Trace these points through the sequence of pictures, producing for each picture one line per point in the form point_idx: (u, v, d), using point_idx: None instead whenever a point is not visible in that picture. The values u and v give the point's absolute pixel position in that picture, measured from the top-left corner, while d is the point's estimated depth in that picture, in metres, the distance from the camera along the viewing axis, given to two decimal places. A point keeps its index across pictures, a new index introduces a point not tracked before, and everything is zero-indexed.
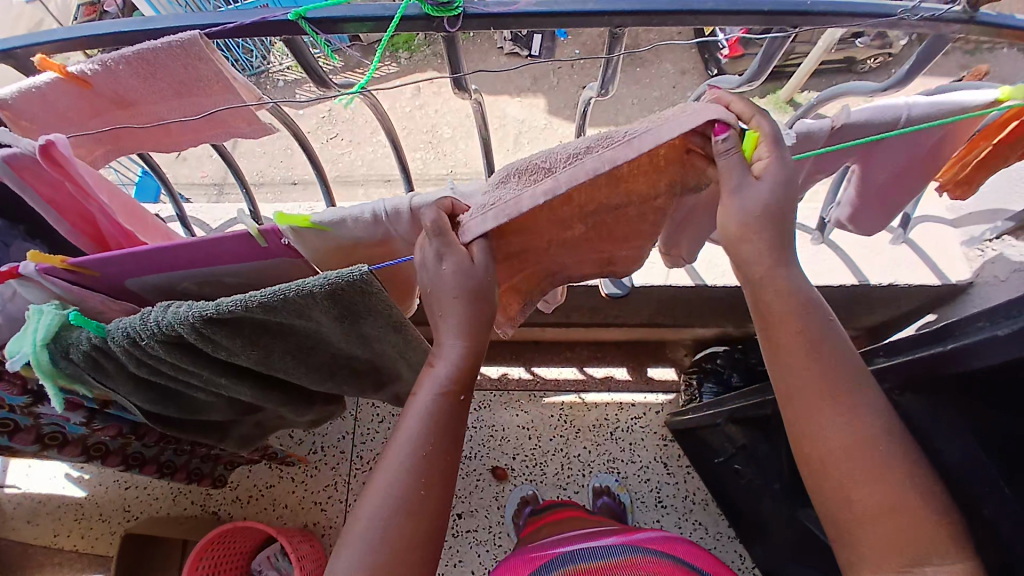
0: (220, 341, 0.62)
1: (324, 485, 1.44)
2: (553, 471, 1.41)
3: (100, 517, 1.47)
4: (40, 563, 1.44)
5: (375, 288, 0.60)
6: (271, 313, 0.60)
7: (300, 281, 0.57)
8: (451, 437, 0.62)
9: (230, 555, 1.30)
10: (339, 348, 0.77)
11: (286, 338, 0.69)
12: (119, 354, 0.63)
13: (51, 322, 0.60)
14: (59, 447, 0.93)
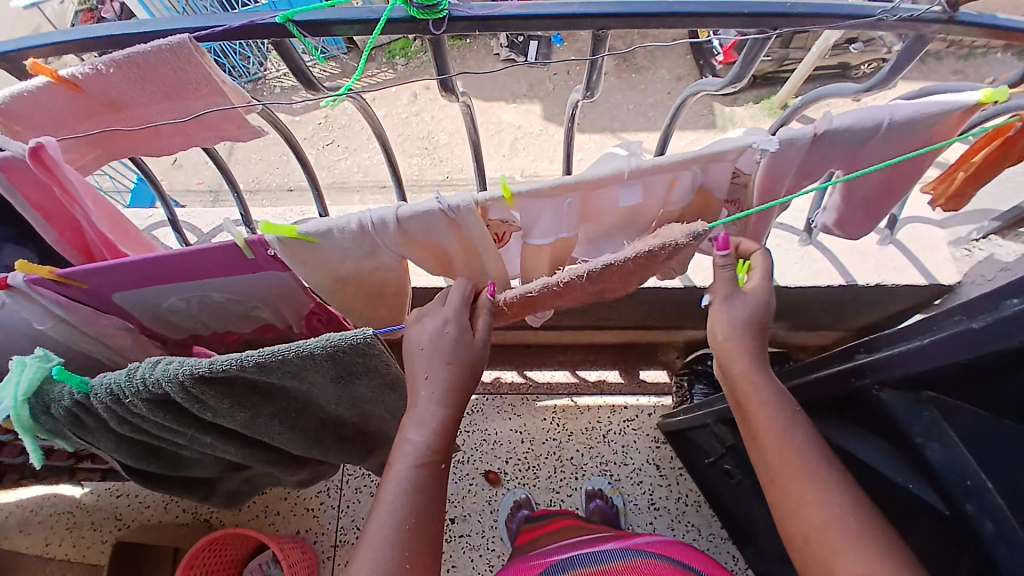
0: (210, 402, 0.61)
1: (316, 492, 1.43)
2: (546, 475, 1.41)
3: (92, 525, 1.46)
4: (33, 572, 1.43)
5: (376, 349, 0.59)
6: (265, 372, 0.59)
7: (300, 343, 0.56)
8: (429, 504, 0.65)
9: (222, 560, 1.29)
10: (328, 407, 0.76)
11: (275, 401, 0.68)
12: (103, 413, 0.61)
13: (35, 374, 0.57)
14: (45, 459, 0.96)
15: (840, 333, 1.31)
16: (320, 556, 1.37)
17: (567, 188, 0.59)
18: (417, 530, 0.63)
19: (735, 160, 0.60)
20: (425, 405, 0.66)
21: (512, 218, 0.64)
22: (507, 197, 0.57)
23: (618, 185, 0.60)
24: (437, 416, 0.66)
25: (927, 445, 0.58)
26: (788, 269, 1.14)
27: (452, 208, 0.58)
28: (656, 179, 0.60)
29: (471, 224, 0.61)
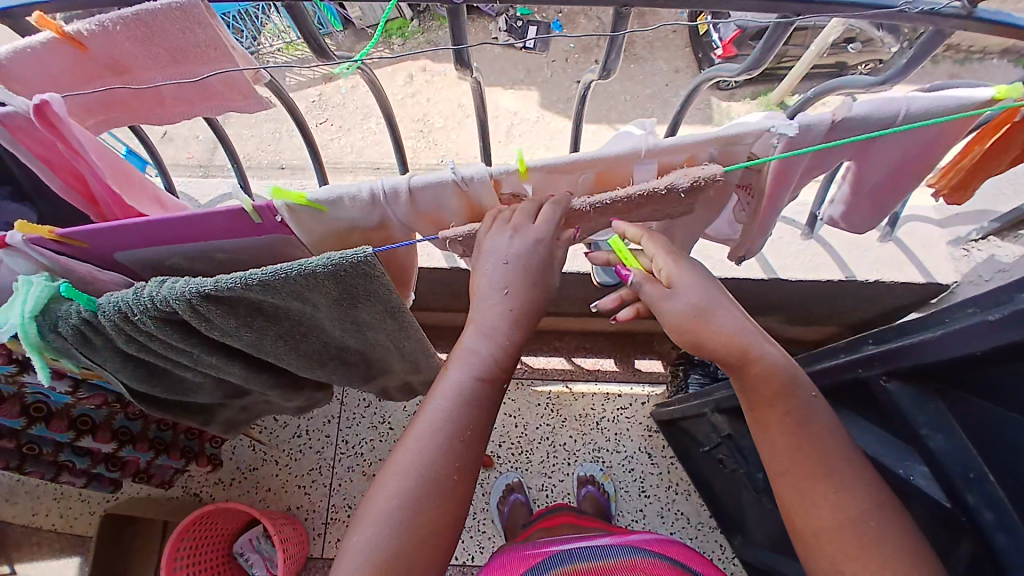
0: (215, 319, 0.61)
1: (308, 468, 1.43)
2: (539, 460, 1.42)
3: (79, 497, 1.45)
4: (20, 542, 1.43)
5: (376, 271, 0.60)
6: (271, 293, 0.59)
7: (302, 262, 0.56)
8: (479, 419, 0.62)
9: (214, 535, 1.29)
10: (332, 332, 0.75)
11: (281, 322, 0.68)
12: (109, 330, 0.61)
13: (41, 293, 0.59)
14: (45, 423, 0.89)
15: (833, 328, 1.33)
16: (312, 532, 1.37)
17: (579, 165, 0.59)
18: (473, 433, 0.62)
19: (751, 144, 0.60)
20: (490, 320, 0.63)
21: (524, 191, 0.63)
22: (522, 171, 0.57)
23: (631, 164, 0.60)
24: (505, 322, 0.63)
25: (930, 435, 0.59)
26: (789, 262, 1.14)
27: (465, 180, 0.58)
28: (670, 160, 0.60)
29: (484, 197, 0.61)
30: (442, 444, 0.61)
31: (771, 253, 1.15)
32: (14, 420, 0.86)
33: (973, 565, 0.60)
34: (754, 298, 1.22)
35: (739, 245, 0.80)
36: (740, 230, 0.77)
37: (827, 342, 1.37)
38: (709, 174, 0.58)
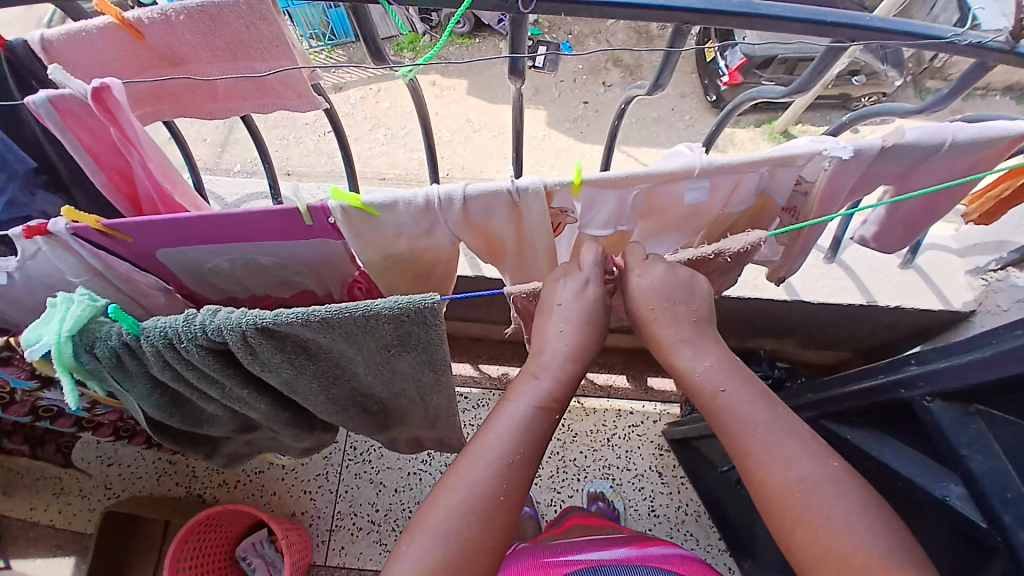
0: (261, 354, 0.59)
1: (315, 475, 1.41)
2: (548, 474, 1.42)
3: (80, 493, 1.43)
4: (15, 536, 1.40)
5: (438, 325, 0.59)
6: (326, 330, 0.58)
7: (369, 303, 0.56)
8: (538, 449, 0.62)
9: (213, 541, 1.26)
10: (364, 381, 0.72)
11: (321, 363, 0.66)
12: (143, 353, 0.58)
13: (83, 312, 0.56)
14: (51, 419, 0.94)
15: (847, 353, 1.33)
16: (315, 539, 1.35)
17: (633, 181, 0.59)
18: (528, 468, 0.61)
19: (802, 166, 0.61)
20: (551, 354, 0.64)
21: (572, 208, 0.63)
22: (576, 184, 0.57)
23: (684, 181, 0.60)
24: (563, 361, 0.63)
25: (971, 455, 0.58)
26: (813, 286, 1.14)
27: (520, 190, 0.58)
28: (721, 179, 0.60)
29: (535, 210, 0.61)
30: (491, 479, 0.58)
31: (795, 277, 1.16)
32: (23, 416, 0.90)
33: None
34: (771, 320, 1.23)
35: (781, 268, 0.80)
36: (782, 251, 0.77)
37: (839, 367, 1.37)
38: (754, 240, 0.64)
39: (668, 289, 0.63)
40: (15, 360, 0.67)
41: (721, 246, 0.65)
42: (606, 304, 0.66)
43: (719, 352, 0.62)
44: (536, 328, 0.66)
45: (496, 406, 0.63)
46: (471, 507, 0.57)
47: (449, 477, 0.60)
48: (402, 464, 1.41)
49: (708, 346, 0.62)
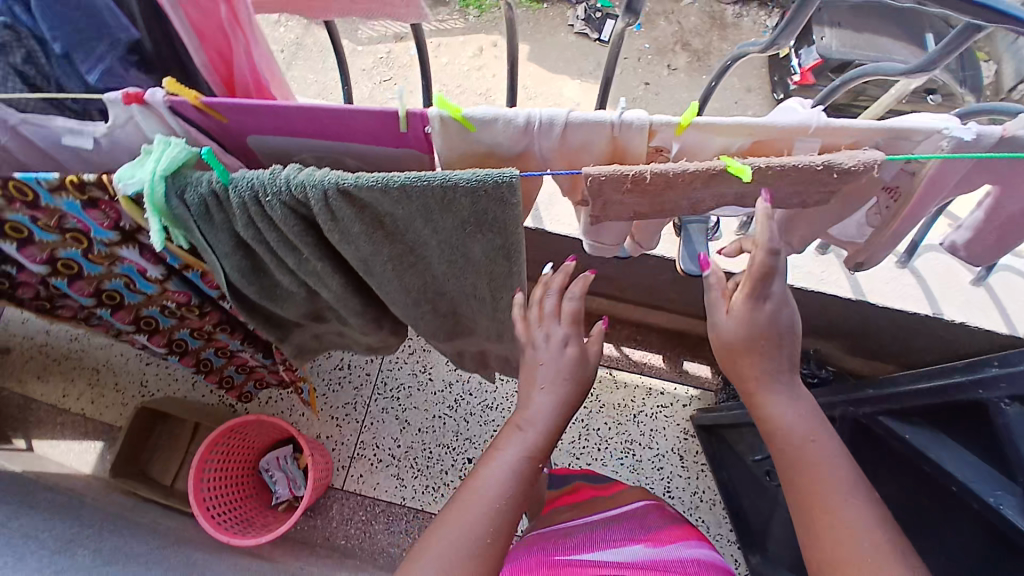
0: (339, 220, 0.62)
1: (344, 403, 1.43)
2: (570, 440, 1.42)
3: (116, 386, 1.48)
4: (42, 420, 1.45)
5: (513, 202, 0.61)
6: (401, 203, 0.61)
7: (446, 174, 0.59)
8: (524, 498, 0.65)
9: (241, 447, 1.30)
10: (439, 275, 0.75)
11: (397, 245, 0.68)
12: (231, 207, 0.61)
13: (178, 155, 0.60)
14: (113, 309, 0.88)
15: (894, 366, 1.29)
16: (336, 463, 1.40)
17: (742, 130, 0.57)
18: (517, 511, 0.63)
19: (919, 143, 0.58)
20: (536, 409, 0.69)
21: (670, 151, 0.62)
22: (684, 124, 0.56)
23: (796, 139, 0.58)
24: (551, 416, 0.69)
25: None
26: (884, 290, 1.08)
27: (624, 124, 0.57)
28: (831, 144, 0.58)
29: (633, 147, 0.60)
30: (488, 519, 0.61)
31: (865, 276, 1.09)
32: (87, 298, 0.85)
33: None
34: (825, 319, 1.19)
35: (862, 249, 0.78)
36: (870, 234, 0.75)
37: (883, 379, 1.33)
38: (870, 160, 0.57)
39: (769, 326, 0.67)
40: (100, 200, 0.63)
41: (832, 158, 0.56)
42: (583, 359, 0.72)
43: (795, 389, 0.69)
44: (524, 387, 0.72)
45: (488, 454, 0.67)
46: (473, 542, 0.59)
47: (444, 518, 0.62)
48: (428, 406, 1.43)
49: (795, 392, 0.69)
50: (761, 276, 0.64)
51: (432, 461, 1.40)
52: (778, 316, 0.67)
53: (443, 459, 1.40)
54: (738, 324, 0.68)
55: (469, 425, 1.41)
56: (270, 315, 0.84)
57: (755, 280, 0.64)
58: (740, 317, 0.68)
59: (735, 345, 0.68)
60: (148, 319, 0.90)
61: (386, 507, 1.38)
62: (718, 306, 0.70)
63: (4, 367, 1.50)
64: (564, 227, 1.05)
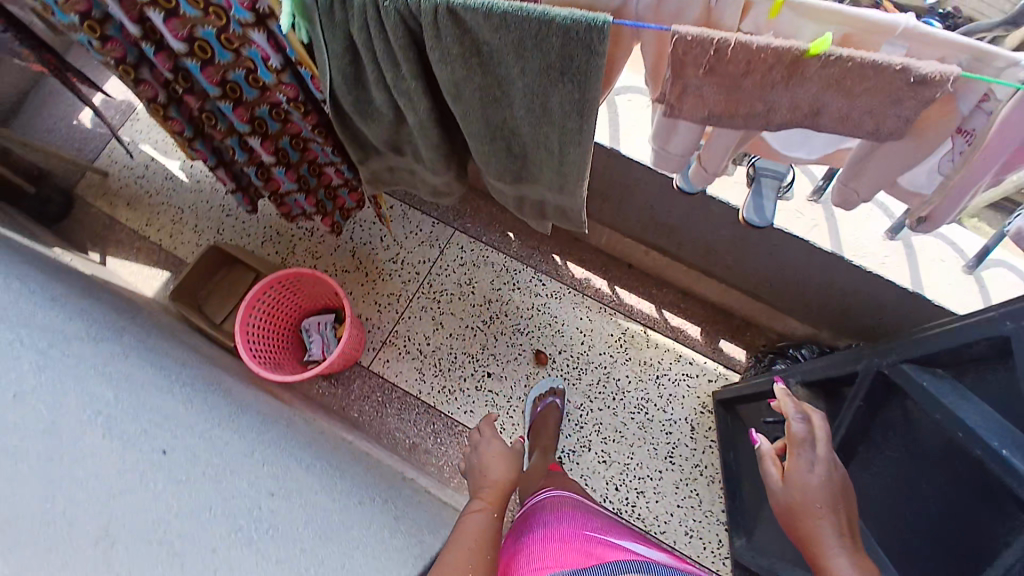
0: (442, 37, 0.70)
1: (388, 293, 1.50)
2: (588, 382, 1.45)
3: (192, 228, 1.59)
4: (122, 241, 1.58)
5: (597, 51, 0.66)
6: (501, 33, 0.67)
7: (550, 12, 0.64)
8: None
9: (291, 301, 1.40)
10: (516, 115, 0.86)
11: (488, 76, 0.77)
12: (352, 6, 0.71)
13: None
14: (231, 105, 0.98)
15: None
16: (368, 343, 1.47)
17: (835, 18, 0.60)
18: None
19: (1000, 74, 0.59)
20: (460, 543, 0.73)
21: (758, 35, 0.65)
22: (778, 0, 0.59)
23: (882, 40, 0.60)
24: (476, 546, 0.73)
25: None
26: (943, 288, 1.02)
27: None
28: (917, 52, 0.60)
29: (725, 19, 0.64)
30: None
31: (926, 269, 1.04)
32: (212, 90, 0.95)
33: (1018, 565, 0.58)
34: (877, 316, 1.16)
35: (925, 204, 0.80)
36: (937, 184, 0.76)
37: None
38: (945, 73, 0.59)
39: (824, 486, 0.74)
40: None
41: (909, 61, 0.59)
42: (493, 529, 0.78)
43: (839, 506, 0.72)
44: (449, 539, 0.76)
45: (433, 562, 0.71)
46: None
47: None
48: (464, 315, 1.48)
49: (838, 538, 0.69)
50: (801, 441, 0.79)
51: (455, 365, 1.46)
52: (830, 478, 0.75)
53: (465, 366, 1.46)
54: (788, 486, 0.76)
55: (496, 342, 1.47)
56: (354, 130, 1.04)
57: (795, 443, 0.79)
58: (797, 482, 0.76)
59: (793, 506, 0.74)
60: (259, 120, 1.03)
61: (402, 395, 1.45)
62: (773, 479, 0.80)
63: (98, 188, 1.63)
64: (638, 151, 1.06)
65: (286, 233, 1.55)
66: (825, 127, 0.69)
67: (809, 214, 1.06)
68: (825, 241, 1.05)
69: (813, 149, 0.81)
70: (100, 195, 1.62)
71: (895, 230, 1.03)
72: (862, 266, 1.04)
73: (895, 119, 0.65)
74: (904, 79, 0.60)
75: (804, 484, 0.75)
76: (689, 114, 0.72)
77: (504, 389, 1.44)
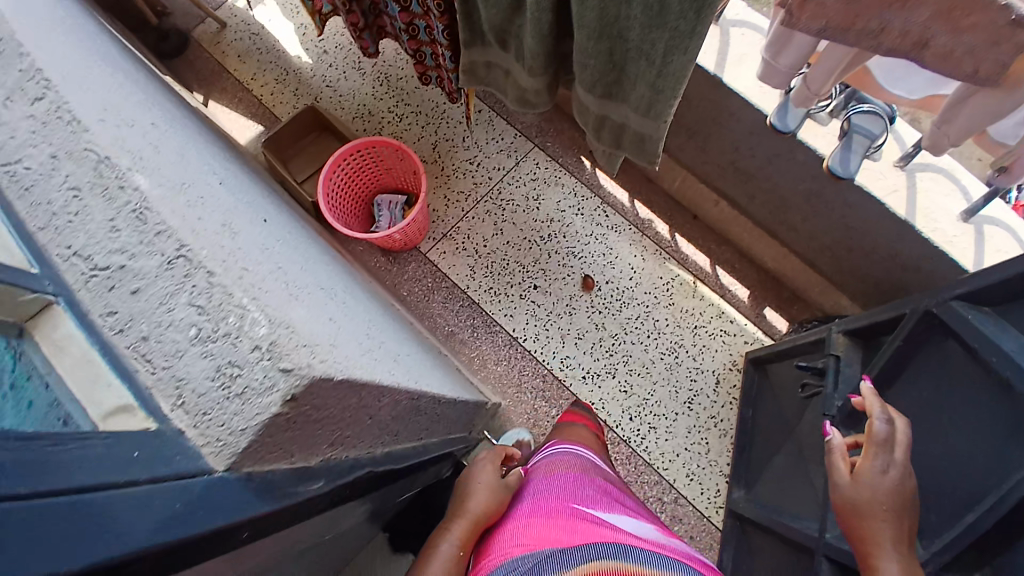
0: None
1: (459, 190, 1.57)
2: (627, 317, 1.49)
3: (292, 91, 1.64)
4: (225, 90, 1.64)
5: None
6: None
7: None
8: None
9: (368, 174, 1.47)
10: (625, 20, 0.89)
11: None
12: None
13: None
14: None
15: None
16: (430, 232, 1.55)
17: None
18: None
19: None
20: None
21: None
22: None
23: None
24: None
25: None
26: None
27: None
28: None
29: None
30: None
31: (996, 256, 1.05)
32: None
33: None
34: None
35: (1010, 154, 0.86)
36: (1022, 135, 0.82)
37: None
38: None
39: (890, 492, 0.75)
40: None
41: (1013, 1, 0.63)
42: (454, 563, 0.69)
43: (900, 515, 0.74)
44: None
45: None
46: None
47: None
48: (525, 227, 1.54)
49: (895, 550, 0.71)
50: (881, 443, 0.79)
51: (506, 271, 1.52)
52: (900, 482, 0.76)
53: (515, 274, 1.52)
54: (849, 488, 0.78)
55: (549, 260, 1.52)
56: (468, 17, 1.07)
57: (875, 443, 0.79)
58: (866, 483, 0.77)
59: (855, 505, 0.76)
60: None
61: (450, 286, 1.52)
62: (837, 474, 0.81)
63: (211, 37, 1.68)
64: (743, 80, 1.10)
65: (378, 114, 1.62)
66: (929, 64, 0.72)
67: (892, 178, 1.09)
68: (900, 207, 1.08)
69: (912, 88, 0.90)
70: (212, 42, 1.68)
71: (973, 210, 1.05)
72: (931, 238, 1.06)
73: (995, 61, 0.68)
74: (1006, 18, 0.63)
75: (873, 490, 0.76)
76: (805, 25, 0.77)
77: (546, 304, 1.50)
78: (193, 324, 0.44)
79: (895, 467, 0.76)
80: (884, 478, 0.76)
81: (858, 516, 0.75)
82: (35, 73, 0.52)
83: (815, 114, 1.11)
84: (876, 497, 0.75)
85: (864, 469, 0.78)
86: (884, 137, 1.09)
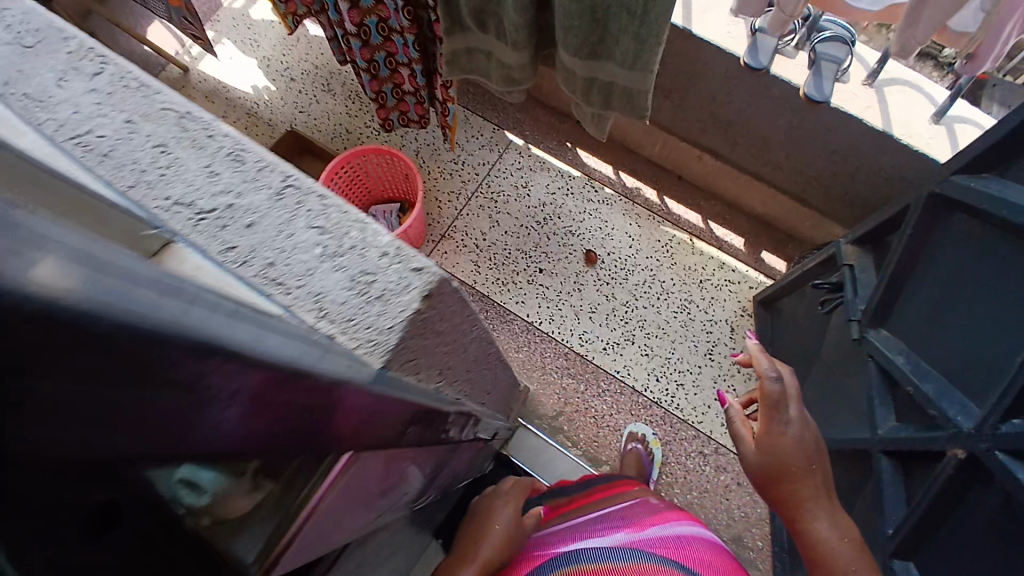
0: None
1: (448, 190, 1.59)
2: (634, 283, 1.52)
3: (266, 121, 1.65)
4: None
5: None
6: None
7: None
8: None
9: (359, 185, 1.48)
10: None
11: None
12: None
13: None
14: None
15: None
16: (427, 235, 1.56)
17: None
18: None
19: None
20: None
21: None
22: None
23: None
24: None
25: None
26: None
27: None
28: None
29: None
30: None
31: None
32: None
33: None
34: None
35: (972, 43, 0.92)
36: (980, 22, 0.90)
37: None
38: None
39: (793, 447, 0.82)
40: None
41: None
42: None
43: (808, 465, 0.81)
44: None
45: None
46: None
47: None
48: (520, 215, 1.57)
49: (821, 510, 0.78)
50: (774, 402, 0.85)
51: (509, 260, 1.54)
52: (799, 435, 0.83)
53: (518, 262, 1.53)
54: (752, 457, 0.85)
55: (548, 242, 1.55)
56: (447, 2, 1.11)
57: (769, 405, 0.85)
58: (769, 445, 0.83)
59: (772, 469, 0.82)
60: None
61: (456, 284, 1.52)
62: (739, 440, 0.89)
63: (176, 82, 1.68)
64: (708, 32, 1.21)
65: (356, 131, 1.64)
66: None
67: (864, 95, 1.18)
68: (876, 120, 1.16)
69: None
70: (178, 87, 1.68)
71: (942, 111, 1.13)
72: (909, 143, 1.14)
73: None
74: None
75: (778, 450, 0.82)
76: None
77: (554, 285, 1.52)
78: (318, 243, 0.45)
79: (791, 422, 0.84)
80: (784, 437, 0.83)
81: (767, 479, 0.82)
82: (86, 51, 0.50)
83: (782, 49, 1.21)
84: (784, 458, 0.81)
85: (762, 431, 0.85)
86: (850, 61, 1.18)
